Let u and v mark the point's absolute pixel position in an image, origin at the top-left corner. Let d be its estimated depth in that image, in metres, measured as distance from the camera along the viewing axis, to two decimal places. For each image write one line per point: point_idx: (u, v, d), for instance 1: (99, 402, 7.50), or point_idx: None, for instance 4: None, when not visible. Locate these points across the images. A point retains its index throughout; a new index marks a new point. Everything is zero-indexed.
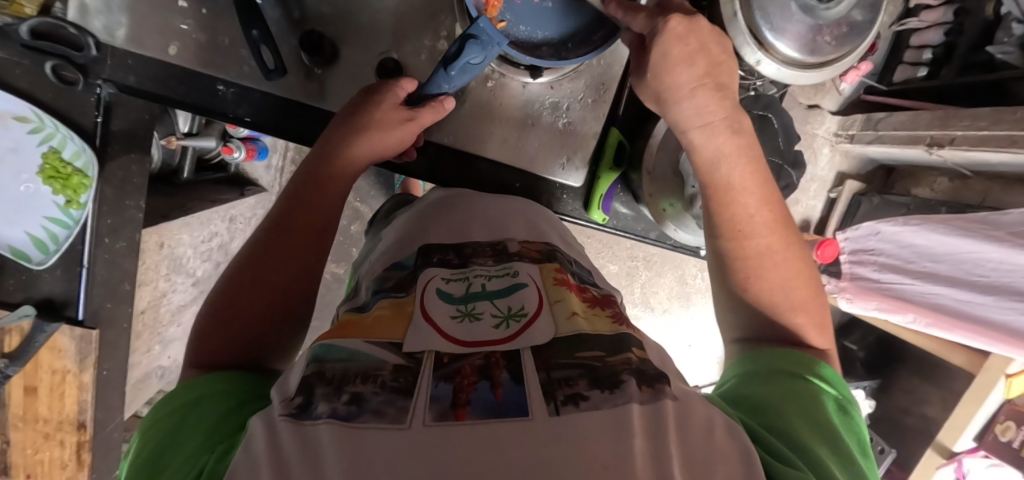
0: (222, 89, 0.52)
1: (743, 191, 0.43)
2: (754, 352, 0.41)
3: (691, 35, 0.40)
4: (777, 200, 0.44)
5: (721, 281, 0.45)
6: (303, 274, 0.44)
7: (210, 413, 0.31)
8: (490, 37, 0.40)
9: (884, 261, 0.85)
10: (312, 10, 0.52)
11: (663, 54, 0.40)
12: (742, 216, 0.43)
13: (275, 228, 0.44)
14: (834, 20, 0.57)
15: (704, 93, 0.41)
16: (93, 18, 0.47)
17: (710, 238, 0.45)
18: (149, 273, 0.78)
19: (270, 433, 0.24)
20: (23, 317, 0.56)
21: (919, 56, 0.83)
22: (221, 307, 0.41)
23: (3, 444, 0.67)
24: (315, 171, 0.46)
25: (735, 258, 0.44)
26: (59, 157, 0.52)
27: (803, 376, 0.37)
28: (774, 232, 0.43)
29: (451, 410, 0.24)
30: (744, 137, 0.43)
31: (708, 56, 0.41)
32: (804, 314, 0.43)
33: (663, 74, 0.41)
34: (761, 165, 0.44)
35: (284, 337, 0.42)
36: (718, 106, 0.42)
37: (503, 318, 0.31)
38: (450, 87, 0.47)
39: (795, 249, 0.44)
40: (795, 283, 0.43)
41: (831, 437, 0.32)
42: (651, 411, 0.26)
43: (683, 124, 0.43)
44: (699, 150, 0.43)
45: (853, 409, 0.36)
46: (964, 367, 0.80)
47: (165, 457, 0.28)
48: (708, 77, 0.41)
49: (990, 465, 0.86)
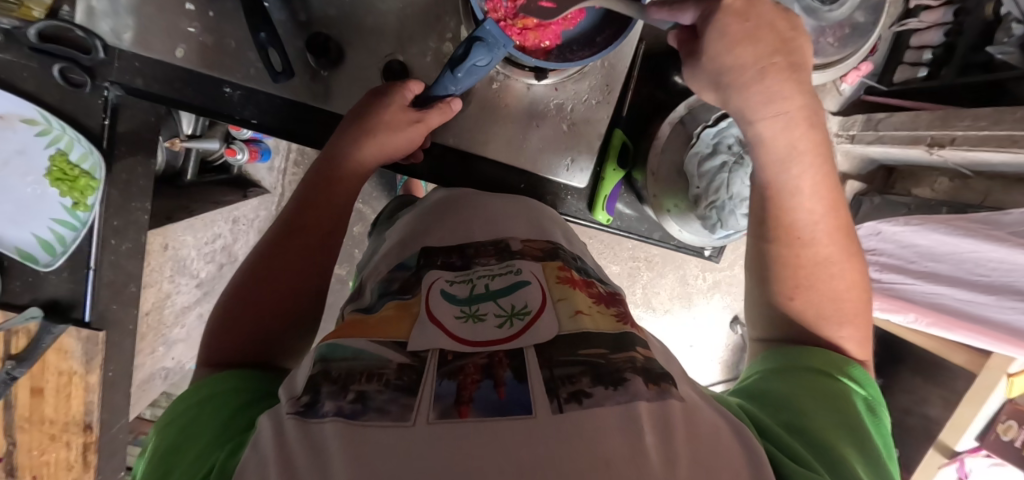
0: (228, 91, 0.52)
1: (809, 198, 0.42)
2: (785, 349, 0.41)
3: (751, 11, 0.38)
4: (842, 210, 0.43)
5: (765, 285, 0.45)
6: (315, 275, 0.44)
7: (218, 411, 0.31)
8: (495, 39, 0.41)
9: (884, 261, 0.88)
10: (317, 12, 0.52)
11: (723, 35, 0.37)
12: (802, 222, 0.42)
13: (286, 229, 0.44)
14: (839, 20, 0.57)
15: (775, 74, 0.39)
16: (99, 21, 0.47)
17: (758, 240, 0.45)
18: (153, 275, 0.78)
19: (277, 430, 0.24)
20: (30, 319, 0.56)
21: (919, 56, 0.84)
22: (233, 307, 0.41)
23: (9, 445, 0.67)
24: (324, 170, 0.46)
25: (786, 264, 0.43)
26: (66, 159, 0.53)
27: (832, 375, 0.37)
28: (833, 242, 0.42)
29: (454, 407, 0.24)
30: (816, 131, 0.41)
31: (776, 35, 0.38)
32: (851, 328, 0.42)
33: (722, 55, 0.38)
34: (830, 174, 0.42)
35: (295, 338, 0.42)
36: (794, 94, 0.39)
37: (507, 317, 0.31)
38: (457, 89, 0.47)
39: (854, 260, 0.44)
40: (847, 295, 0.42)
41: (858, 433, 0.32)
42: (655, 408, 0.26)
43: (751, 113, 0.40)
44: (766, 143, 0.41)
45: (881, 411, 0.36)
46: (965, 367, 0.80)
47: (176, 456, 0.29)
48: (780, 55, 0.38)
49: (991, 465, 0.88)
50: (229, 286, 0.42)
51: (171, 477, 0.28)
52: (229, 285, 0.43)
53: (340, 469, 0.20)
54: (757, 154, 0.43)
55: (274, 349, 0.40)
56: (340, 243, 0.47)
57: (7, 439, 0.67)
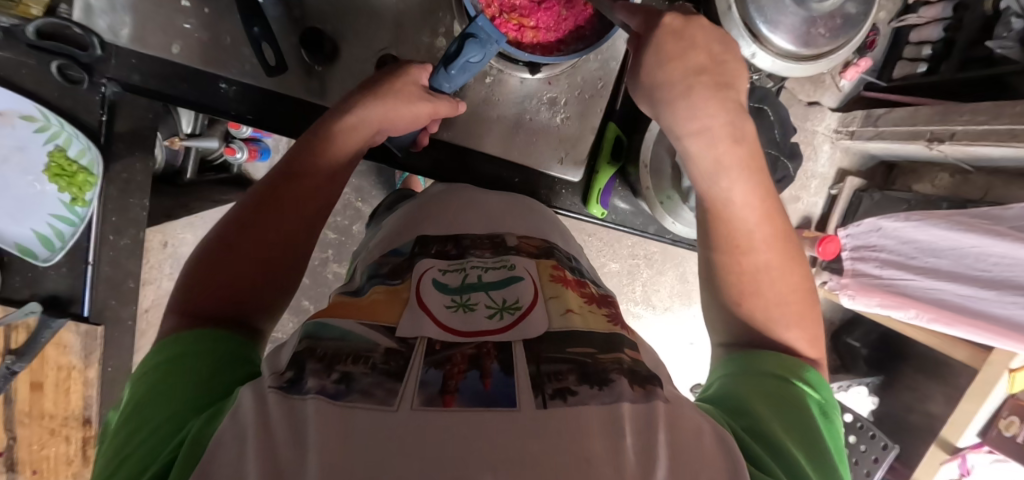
0: (224, 86, 0.52)
1: (743, 207, 0.42)
2: (742, 355, 0.40)
3: (685, 31, 0.42)
4: (781, 220, 0.43)
5: (714, 287, 0.45)
6: (300, 230, 0.44)
7: (195, 370, 0.31)
8: (487, 35, 0.44)
9: (885, 257, 0.86)
10: (311, 8, 0.52)
11: (658, 51, 0.41)
12: (741, 232, 0.42)
13: (274, 185, 0.43)
14: (828, 11, 0.57)
15: (702, 89, 0.41)
16: (97, 18, 0.48)
17: (705, 249, 0.45)
18: (152, 271, 0.85)
19: (259, 402, 0.25)
20: (29, 314, 0.55)
21: (918, 52, 0.85)
22: (209, 260, 0.39)
23: (9, 439, 0.66)
24: (322, 128, 0.46)
25: (731, 273, 0.43)
26: (64, 155, 0.53)
27: (787, 379, 0.37)
28: (773, 247, 0.42)
29: (439, 396, 0.24)
30: (747, 147, 0.41)
31: (706, 55, 0.42)
32: (801, 329, 0.41)
33: (655, 70, 0.42)
34: (764, 183, 0.42)
35: (272, 297, 0.41)
36: (718, 111, 0.41)
37: (497, 309, 0.32)
38: (450, 85, 0.50)
39: (799, 264, 0.44)
40: (793, 297, 0.42)
41: (814, 442, 0.32)
42: (640, 409, 0.26)
43: (678, 128, 0.42)
44: (694, 157, 0.43)
45: (834, 415, 0.36)
46: (968, 362, 0.79)
47: (150, 410, 0.29)
48: (707, 74, 0.41)
49: (994, 461, 0.85)
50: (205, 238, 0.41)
51: (142, 432, 0.28)
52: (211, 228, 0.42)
53: (322, 456, 0.20)
54: (689, 170, 0.44)
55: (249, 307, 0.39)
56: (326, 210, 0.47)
57: (7, 434, 0.66)
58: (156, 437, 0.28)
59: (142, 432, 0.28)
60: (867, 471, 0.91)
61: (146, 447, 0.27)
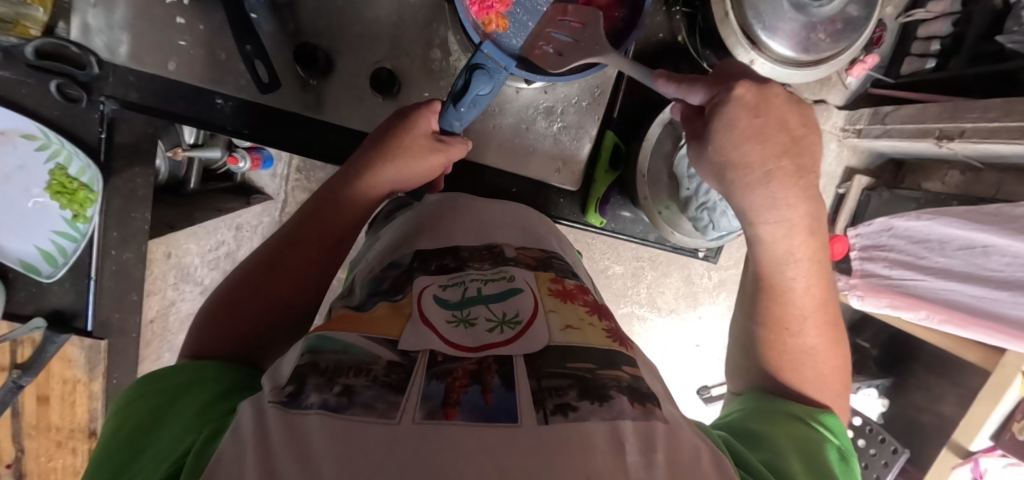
0: (220, 102, 0.53)
1: (802, 293, 0.43)
2: (769, 399, 0.41)
3: (764, 106, 0.38)
4: (832, 307, 0.44)
5: (752, 355, 0.46)
6: (309, 285, 0.45)
7: (197, 398, 0.32)
8: (495, 64, 0.46)
9: (895, 257, 0.84)
10: (305, 22, 0.53)
11: (729, 128, 0.38)
12: (792, 313, 0.43)
13: (289, 238, 0.46)
14: (828, 16, 0.57)
15: (781, 177, 0.39)
16: (94, 37, 0.49)
17: (749, 322, 0.46)
18: (156, 282, 0.85)
19: (250, 427, 0.24)
20: (35, 329, 0.57)
21: (927, 48, 0.82)
22: (223, 308, 0.42)
23: (18, 452, 0.69)
24: (337, 189, 0.47)
25: (773, 348, 0.44)
26: (65, 173, 0.54)
27: (808, 423, 0.37)
28: (821, 332, 0.43)
29: (441, 409, 0.24)
30: (817, 234, 0.41)
31: (787, 133, 0.38)
32: (835, 403, 0.43)
33: (729, 151, 0.38)
34: (824, 272, 0.44)
35: (278, 344, 0.43)
36: (797, 200, 0.39)
37: (497, 323, 0.31)
38: (461, 124, 0.50)
39: (840, 348, 0.45)
40: (832, 376, 0.44)
41: (825, 475, 0.32)
42: (643, 427, 0.26)
43: (753, 215, 0.41)
44: (767, 242, 0.42)
45: (854, 461, 0.35)
46: (981, 364, 0.78)
47: (151, 437, 0.30)
48: (786, 157, 0.38)
49: (1007, 465, 0.79)
50: (222, 286, 0.44)
51: (140, 458, 0.29)
52: (225, 278, 0.44)
53: (320, 462, 0.20)
54: (754, 250, 0.43)
55: (257, 352, 0.41)
56: (343, 254, 0.48)
57: (15, 446, 0.68)
58: (161, 452, 0.28)
59: (142, 458, 0.29)
60: (877, 474, 0.90)
61: (147, 466, 0.28)
